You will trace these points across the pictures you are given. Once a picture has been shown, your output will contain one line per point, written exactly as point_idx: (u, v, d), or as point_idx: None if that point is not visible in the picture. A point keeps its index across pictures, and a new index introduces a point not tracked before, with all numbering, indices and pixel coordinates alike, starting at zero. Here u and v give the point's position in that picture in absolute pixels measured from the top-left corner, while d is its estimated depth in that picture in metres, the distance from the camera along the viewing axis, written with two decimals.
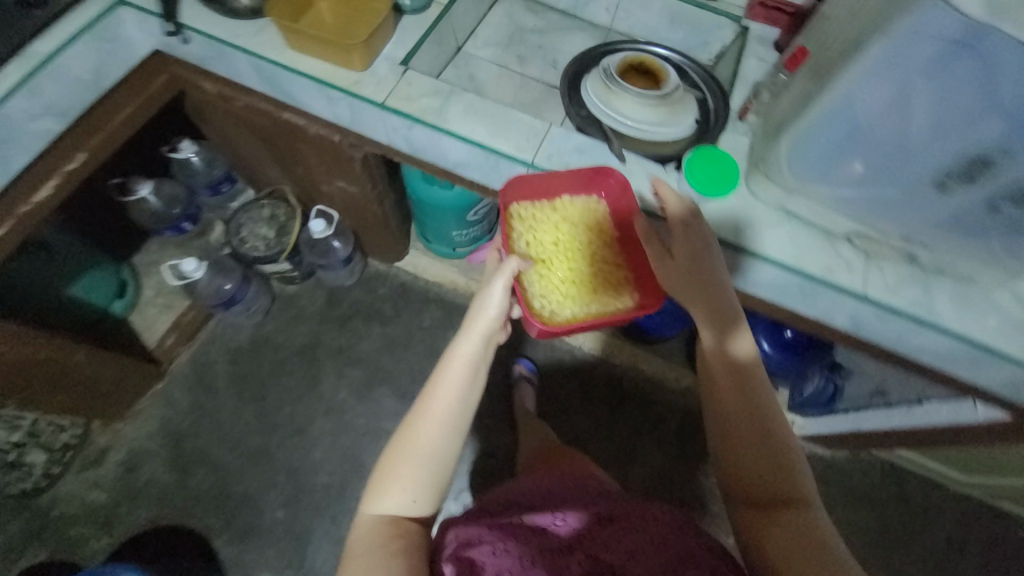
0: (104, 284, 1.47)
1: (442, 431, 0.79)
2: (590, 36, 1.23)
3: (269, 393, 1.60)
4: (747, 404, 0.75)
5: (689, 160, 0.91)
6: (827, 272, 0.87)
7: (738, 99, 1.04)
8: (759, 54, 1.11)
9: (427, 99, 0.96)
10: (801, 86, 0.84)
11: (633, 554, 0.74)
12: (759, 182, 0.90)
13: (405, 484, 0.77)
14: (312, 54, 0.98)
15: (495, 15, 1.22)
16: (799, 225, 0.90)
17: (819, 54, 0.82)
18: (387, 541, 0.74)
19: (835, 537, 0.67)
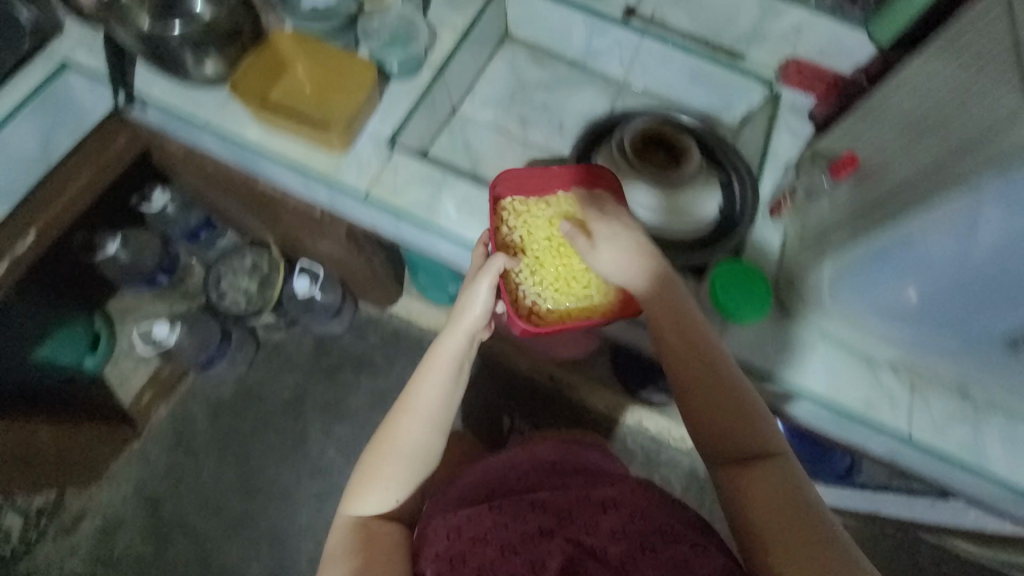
0: (72, 342, 1.34)
1: (409, 417, 0.80)
2: (603, 92, 1.13)
3: (252, 453, 1.51)
4: (708, 393, 0.70)
5: (720, 273, 0.81)
6: (866, 406, 0.79)
7: (769, 183, 0.93)
8: (790, 128, 0.97)
9: (416, 190, 0.88)
10: (845, 203, 0.79)
11: (611, 530, 0.72)
12: (792, 300, 0.82)
13: (381, 486, 0.81)
14: (289, 135, 0.90)
15: (496, 68, 1.12)
16: (837, 349, 0.82)
17: (873, 173, 0.76)
18: (369, 544, 0.77)
19: (804, 486, 0.66)
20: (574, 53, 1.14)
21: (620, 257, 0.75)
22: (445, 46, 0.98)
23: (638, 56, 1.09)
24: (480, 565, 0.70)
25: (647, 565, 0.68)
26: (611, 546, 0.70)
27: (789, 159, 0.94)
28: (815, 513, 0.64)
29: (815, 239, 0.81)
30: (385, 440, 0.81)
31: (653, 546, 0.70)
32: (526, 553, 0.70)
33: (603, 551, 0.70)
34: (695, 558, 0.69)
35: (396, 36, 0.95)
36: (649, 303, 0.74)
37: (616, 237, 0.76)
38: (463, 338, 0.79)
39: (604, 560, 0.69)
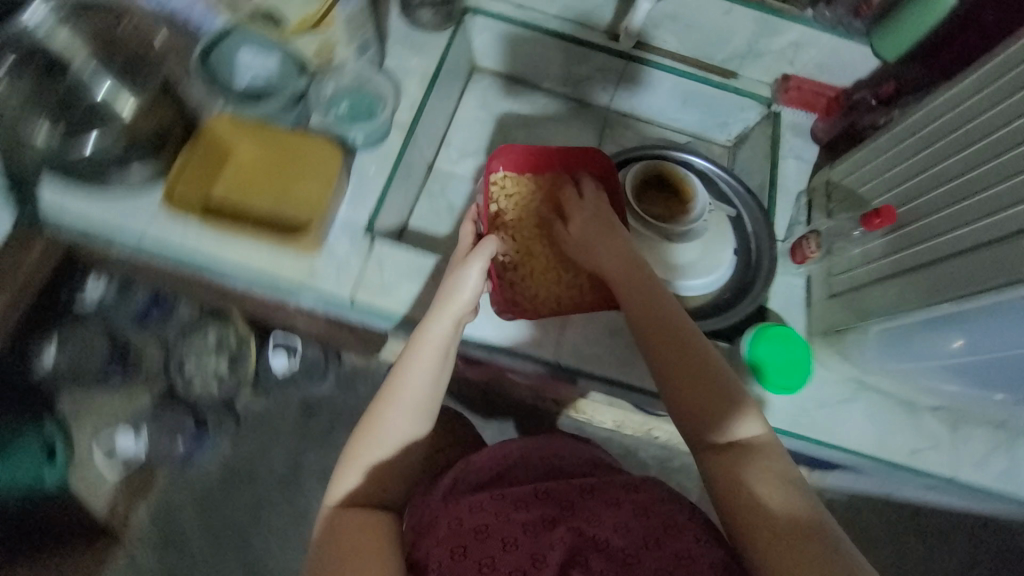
0: (28, 459, 1.16)
1: (395, 408, 0.73)
2: (593, 120, 1.24)
3: (253, 546, 1.34)
4: (690, 367, 0.70)
5: (754, 349, 0.90)
6: (906, 455, 0.92)
7: (782, 218, 1.08)
8: (794, 150, 1.11)
9: (407, 287, 0.89)
10: (874, 269, 0.90)
11: (617, 523, 0.68)
12: (828, 358, 0.95)
13: (374, 476, 0.73)
14: (246, 240, 0.87)
15: (467, 115, 1.20)
16: (876, 398, 0.94)
17: (897, 232, 0.87)
18: (347, 534, 0.68)
19: (788, 470, 0.67)
20: (552, 79, 1.21)
21: (585, 229, 0.85)
22: (416, 104, 1.00)
23: (625, 78, 1.14)
24: (479, 560, 0.64)
25: (649, 562, 0.64)
26: (617, 537, 0.66)
27: (797, 190, 1.10)
28: (812, 513, 0.63)
29: (856, 291, 0.92)
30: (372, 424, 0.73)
31: (660, 540, 0.66)
32: (528, 547, 0.65)
33: (604, 543, 0.66)
34: (698, 548, 0.66)
35: (355, 105, 0.95)
36: (644, 296, 0.76)
37: (588, 219, 0.85)
38: (456, 331, 0.76)
39: (606, 553, 0.65)
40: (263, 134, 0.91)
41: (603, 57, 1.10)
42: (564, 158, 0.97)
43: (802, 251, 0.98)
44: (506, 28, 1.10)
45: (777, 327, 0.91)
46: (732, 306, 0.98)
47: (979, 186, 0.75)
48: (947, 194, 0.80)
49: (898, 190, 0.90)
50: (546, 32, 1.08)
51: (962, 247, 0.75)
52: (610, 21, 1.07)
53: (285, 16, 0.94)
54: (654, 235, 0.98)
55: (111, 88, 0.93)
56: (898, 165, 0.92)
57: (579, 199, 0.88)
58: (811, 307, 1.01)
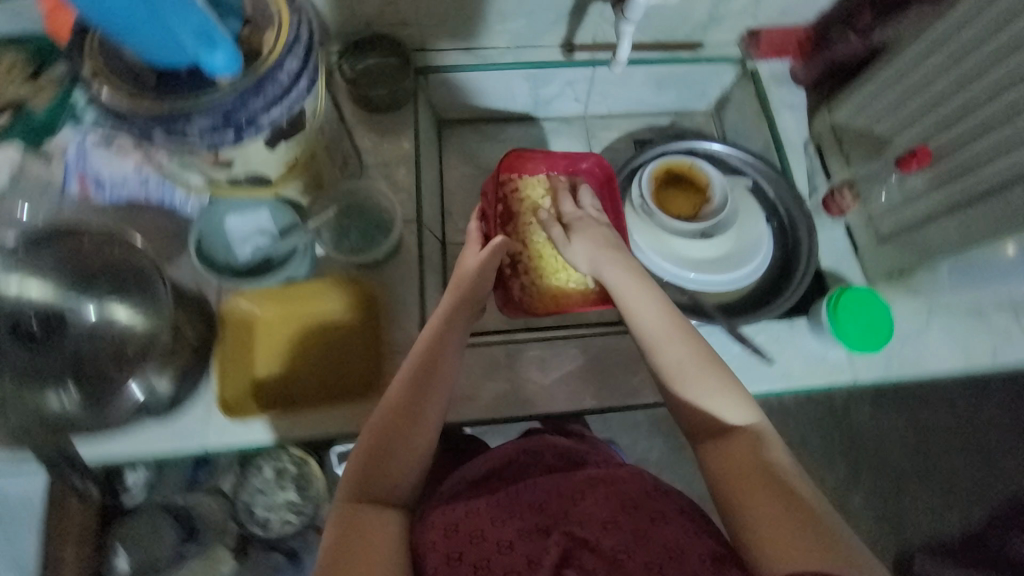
0: None
1: (411, 420, 0.64)
2: (578, 138, 1.13)
3: None
4: (696, 357, 0.64)
5: (832, 318, 0.80)
6: (994, 353, 0.84)
7: (800, 174, 0.97)
8: (786, 101, 1.01)
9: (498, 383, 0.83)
10: (928, 201, 0.78)
11: (605, 520, 0.57)
12: (901, 296, 0.84)
13: (383, 470, 0.62)
14: (322, 406, 0.75)
15: (454, 133, 1.11)
16: (944, 315, 0.85)
17: (948, 164, 0.75)
18: (350, 536, 0.56)
19: (808, 484, 0.57)
20: (522, 108, 1.10)
21: (589, 250, 0.76)
22: (395, 153, 0.92)
23: (595, 85, 1.06)
24: (476, 563, 0.56)
25: (642, 558, 0.54)
26: (606, 537, 0.56)
27: (801, 141, 0.98)
28: (806, 496, 0.55)
29: (908, 231, 0.81)
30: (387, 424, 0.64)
31: (649, 534, 0.56)
32: (521, 550, 0.56)
33: (596, 544, 0.55)
34: (690, 544, 0.55)
35: (355, 209, 0.82)
36: (620, 284, 0.72)
37: (590, 228, 0.80)
38: (449, 356, 0.67)
39: (600, 554, 0.54)
40: (296, 292, 0.78)
41: (570, 71, 1.02)
42: (566, 165, 0.96)
43: (836, 204, 0.89)
44: (460, 78, 1.01)
45: (851, 290, 0.81)
46: (774, 300, 0.88)
47: (1005, 119, 0.67)
48: (980, 125, 0.70)
49: (920, 126, 0.79)
50: (506, 67, 1.00)
51: (1004, 167, 0.68)
52: (562, 35, 0.99)
53: (265, 173, 0.68)
54: (683, 234, 0.93)
55: (57, 292, 0.66)
56: (914, 99, 0.80)
57: (577, 209, 0.84)
58: (861, 254, 0.89)
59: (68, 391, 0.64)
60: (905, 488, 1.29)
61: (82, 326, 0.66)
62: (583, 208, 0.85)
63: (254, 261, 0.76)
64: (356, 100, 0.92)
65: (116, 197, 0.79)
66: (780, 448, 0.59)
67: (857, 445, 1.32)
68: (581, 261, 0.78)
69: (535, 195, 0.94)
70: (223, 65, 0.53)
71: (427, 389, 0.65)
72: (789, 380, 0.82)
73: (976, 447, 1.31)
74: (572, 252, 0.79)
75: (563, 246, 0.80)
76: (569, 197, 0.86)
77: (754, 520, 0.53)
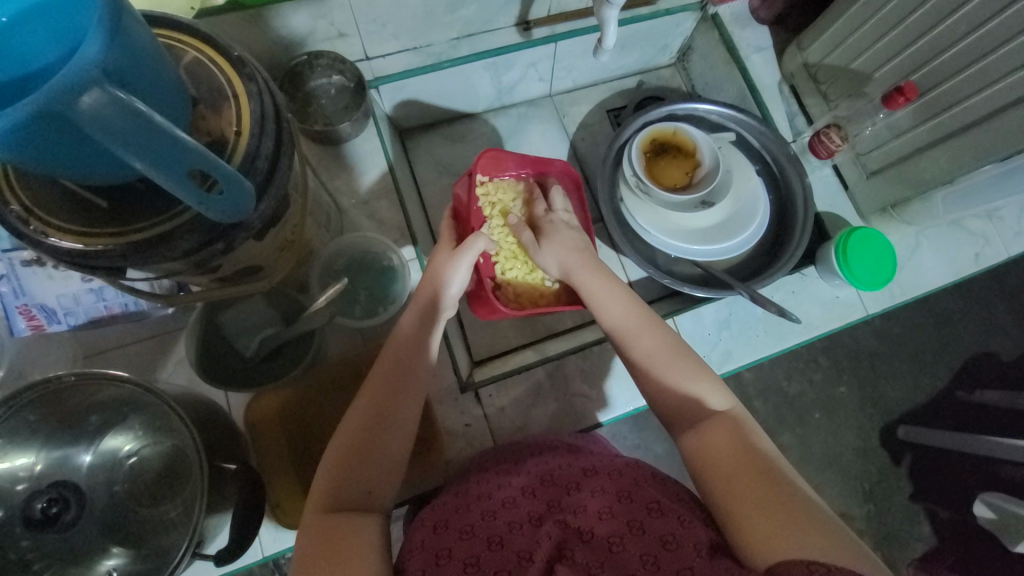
0: None
1: (383, 417, 0.60)
2: (548, 117, 1.07)
3: None
4: (668, 341, 0.66)
5: (842, 262, 0.84)
6: (976, 258, 0.91)
7: (780, 117, 0.97)
8: (755, 42, 0.98)
9: (537, 406, 0.82)
10: (914, 132, 0.81)
11: (599, 510, 0.56)
12: (894, 226, 0.90)
13: (357, 474, 0.56)
14: None
15: (419, 140, 1.01)
16: (929, 233, 0.91)
17: (931, 96, 0.77)
18: (322, 544, 0.51)
19: (791, 469, 0.56)
20: (485, 100, 1.02)
21: (560, 256, 0.78)
22: (374, 186, 0.85)
23: (558, 60, 0.97)
24: (464, 559, 0.53)
25: (637, 549, 0.51)
26: (599, 525, 0.54)
27: (774, 83, 0.98)
28: (783, 479, 0.54)
29: (897, 164, 0.85)
30: (361, 427, 0.59)
31: (644, 524, 0.54)
32: (513, 545, 0.53)
33: (590, 534, 0.53)
34: (683, 531, 0.52)
35: (355, 263, 0.78)
36: (592, 286, 0.73)
37: (560, 233, 0.80)
38: (421, 372, 0.64)
39: (594, 544, 0.52)
40: (320, 374, 0.74)
41: (530, 52, 0.92)
42: (535, 166, 0.90)
43: (824, 147, 0.90)
44: (412, 83, 0.89)
45: (857, 232, 0.84)
46: (778, 259, 0.89)
47: (991, 42, 0.69)
48: (961, 53, 0.72)
49: (900, 59, 0.81)
50: (462, 62, 0.89)
51: (990, 92, 0.70)
52: (516, 13, 0.89)
53: (251, 259, 0.60)
54: (679, 207, 0.90)
55: (44, 453, 0.59)
56: (890, 31, 0.80)
57: (548, 212, 0.84)
58: (851, 191, 0.93)
59: (112, 555, 0.58)
60: (878, 370, 1.38)
61: (87, 475, 0.60)
62: (554, 211, 0.84)
63: (265, 355, 0.70)
64: (310, 136, 0.83)
65: (74, 322, 0.69)
66: (759, 433, 0.59)
67: (836, 343, 1.39)
68: (553, 264, 0.79)
69: (501, 199, 0.87)
70: (213, 206, 0.44)
71: (391, 397, 0.61)
72: (811, 329, 0.88)
73: (935, 317, 1.40)
74: (546, 255, 0.79)
75: (535, 251, 0.81)
76: (541, 201, 0.85)
77: (731, 494, 0.54)
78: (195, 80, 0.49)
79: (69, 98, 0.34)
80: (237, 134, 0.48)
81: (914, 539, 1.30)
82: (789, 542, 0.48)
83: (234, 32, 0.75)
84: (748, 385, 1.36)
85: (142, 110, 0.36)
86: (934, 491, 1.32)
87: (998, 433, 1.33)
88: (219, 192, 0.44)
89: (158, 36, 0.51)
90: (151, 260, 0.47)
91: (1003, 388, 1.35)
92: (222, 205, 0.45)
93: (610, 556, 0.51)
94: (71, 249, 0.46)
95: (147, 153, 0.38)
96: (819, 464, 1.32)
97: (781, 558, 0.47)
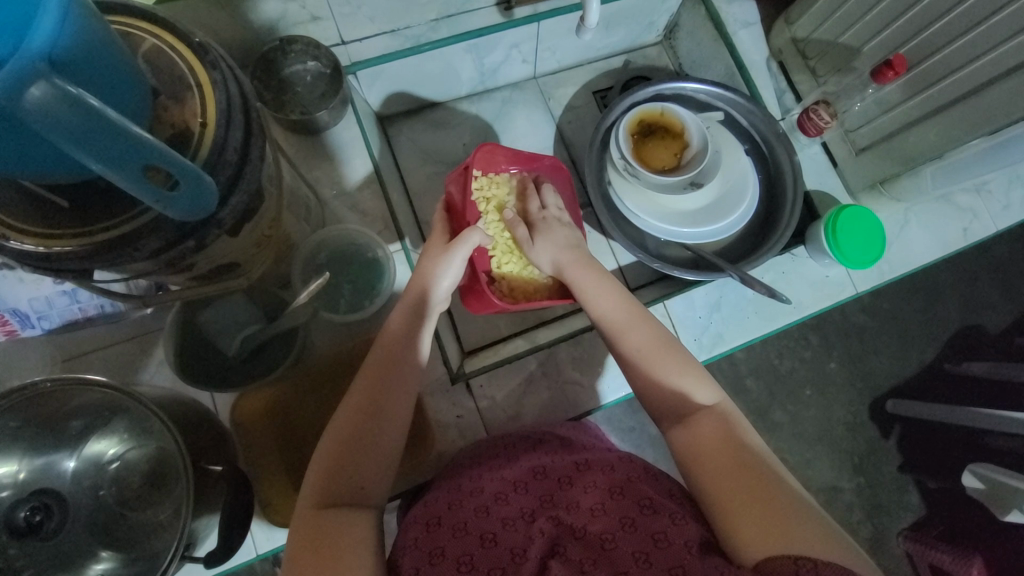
0: None
1: (374, 415, 0.58)
2: (532, 99, 1.04)
3: None
4: (656, 336, 0.66)
5: (833, 241, 0.83)
6: (965, 233, 0.91)
7: (769, 95, 0.95)
8: (742, 17, 0.96)
9: (529, 395, 0.81)
10: (903, 106, 0.80)
11: (592, 506, 0.57)
12: (885, 203, 0.89)
13: (347, 472, 0.55)
14: None
15: (400, 127, 0.99)
16: (919, 209, 0.90)
17: (920, 70, 0.76)
18: (313, 549, 0.50)
19: (777, 463, 0.57)
20: (467, 83, 0.99)
21: (554, 253, 0.77)
22: (355, 176, 0.82)
23: (541, 40, 0.94)
24: (458, 558, 0.53)
25: (629, 545, 0.51)
26: (592, 522, 0.54)
27: (763, 60, 0.96)
28: (772, 475, 0.54)
29: (886, 141, 0.84)
30: (352, 425, 0.57)
31: (636, 521, 0.54)
32: (507, 543, 0.53)
33: (582, 531, 0.54)
34: (675, 529, 0.52)
35: (338, 256, 0.77)
36: (582, 281, 0.73)
37: (555, 231, 0.79)
38: (412, 370, 0.63)
39: (586, 541, 0.53)
40: (306, 371, 0.73)
41: (513, 33, 0.89)
42: (528, 161, 0.88)
43: (813, 125, 0.88)
44: (391, 68, 0.86)
45: (847, 211, 0.83)
46: (769, 239, 0.88)
47: (981, 12, 0.67)
48: (951, 24, 0.71)
49: (890, 32, 0.79)
50: (442, 45, 0.86)
51: (979, 64, 0.69)
52: None
53: (229, 256, 0.58)
54: (668, 188, 0.89)
55: (26, 461, 0.57)
56: (879, 3, 0.78)
57: (541, 209, 0.81)
58: (840, 168, 0.92)
59: (101, 559, 0.57)
60: (868, 345, 1.38)
61: (71, 481, 0.59)
62: (547, 207, 0.82)
63: (249, 354, 0.69)
64: (287, 125, 0.80)
65: (49, 326, 0.68)
66: (746, 428, 0.59)
67: (826, 320, 1.39)
68: (546, 260, 0.78)
69: (497, 193, 0.84)
70: (172, 203, 0.42)
71: (382, 397, 0.59)
72: (802, 308, 0.88)
73: (923, 292, 1.41)
74: (538, 250, 0.78)
75: (528, 247, 0.79)
76: (535, 196, 0.82)
77: (720, 491, 0.54)
78: (154, 69, 0.47)
79: (11, 94, 0.32)
80: (202, 125, 0.46)
81: (903, 509, 1.33)
82: (777, 539, 0.49)
83: (200, 16, 0.72)
84: (740, 364, 1.36)
85: (91, 100, 0.34)
86: (922, 462, 1.34)
87: (983, 404, 1.35)
88: (178, 188, 0.42)
89: (113, 23, 0.48)
90: (118, 261, 0.45)
91: (990, 360, 1.37)
92: (183, 202, 0.43)
93: (602, 553, 0.51)
94: (33, 251, 0.43)
95: (98, 149, 0.36)
96: (810, 439, 1.34)
97: (770, 553, 0.48)
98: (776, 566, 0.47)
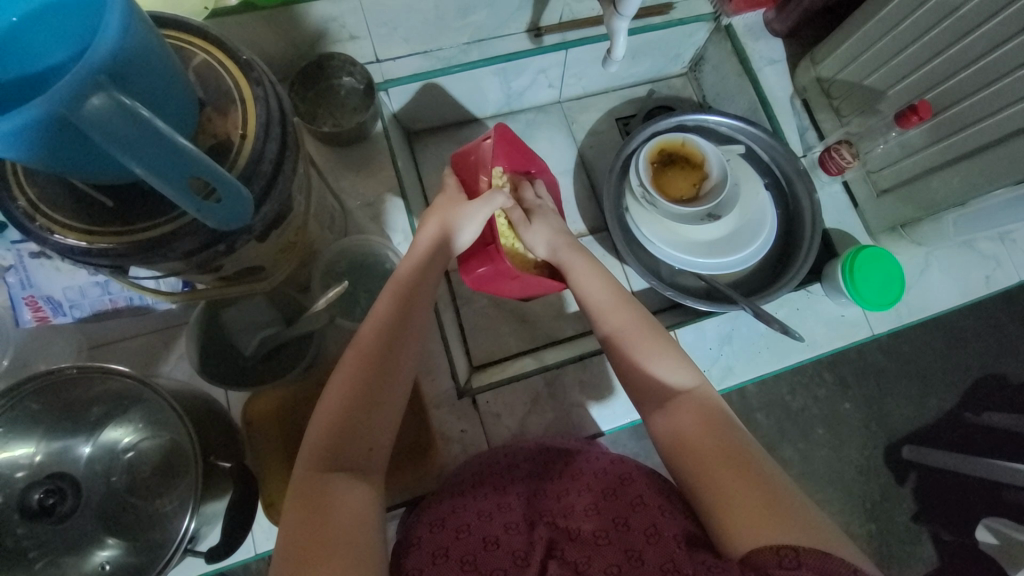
0: None
1: (372, 394, 0.57)
2: (555, 122, 1.07)
3: None
4: (638, 319, 0.67)
5: (851, 281, 0.82)
6: (988, 282, 0.89)
7: (790, 131, 0.96)
8: (768, 54, 0.97)
9: (535, 413, 0.81)
10: (926, 151, 0.80)
11: (585, 509, 0.58)
12: (904, 249, 0.88)
13: (336, 446, 0.54)
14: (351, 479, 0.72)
15: (426, 142, 1.02)
16: (939, 256, 0.89)
17: (943, 119, 0.77)
18: (308, 521, 0.50)
19: (757, 445, 0.57)
20: (494, 105, 1.02)
21: (548, 238, 0.78)
22: (380, 188, 0.85)
23: (568, 67, 0.97)
24: (461, 558, 0.55)
25: (622, 544, 0.53)
26: (587, 523, 0.56)
27: (787, 97, 0.97)
28: (754, 458, 0.55)
29: (909, 182, 0.84)
30: (348, 398, 0.57)
31: (629, 520, 0.56)
32: (507, 545, 0.55)
33: (577, 532, 0.55)
34: (664, 522, 0.54)
35: (358, 265, 0.79)
36: (574, 270, 0.74)
37: (549, 217, 0.81)
38: (410, 340, 0.62)
39: (580, 541, 0.54)
40: (319, 375, 0.74)
41: (541, 59, 0.92)
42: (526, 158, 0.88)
43: (835, 163, 0.89)
44: (421, 87, 0.90)
45: (865, 253, 0.83)
46: (785, 274, 0.88)
47: (1006, 68, 0.68)
48: (974, 76, 0.72)
49: (914, 79, 0.80)
50: (472, 67, 0.89)
51: (1000, 119, 0.70)
52: (527, 20, 0.88)
53: (257, 261, 0.61)
54: (684, 218, 0.89)
55: (44, 444, 0.59)
56: (905, 50, 0.79)
57: (536, 198, 0.83)
58: (861, 209, 0.92)
59: (106, 546, 0.58)
60: (885, 387, 1.35)
61: (84, 467, 0.60)
62: (541, 198, 0.85)
63: (265, 354, 0.71)
64: (318, 137, 0.84)
65: (79, 315, 0.71)
66: (721, 405, 0.61)
67: (842, 358, 1.36)
68: (542, 245, 0.78)
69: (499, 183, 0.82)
70: (212, 214, 0.45)
71: (382, 370, 0.59)
72: (815, 347, 0.87)
73: (943, 337, 1.38)
74: (531, 235, 0.79)
75: (524, 229, 0.79)
76: (529, 185, 0.84)
77: (707, 478, 0.54)
78: (203, 82, 0.50)
79: (73, 101, 0.34)
80: (242, 137, 0.49)
81: (913, 558, 1.28)
82: (767, 528, 0.49)
83: (243, 29, 0.75)
84: (751, 397, 1.33)
85: (148, 117, 0.37)
86: (938, 512, 1.29)
87: (1003, 455, 1.31)
88: (218, 201, 0.45)
89: (166, 37, 0.52)
90: (155, 260, 0.48)
91: (1011, 411, 1.33)
92: (223, 213, 0.45)
93: (596, 548, 0.53)
94: (76, 245, 0.46)
95: (149, 157, 0.38)
96: (820, 480, 1.29)
97: (758, 544, 0.48)
98: (762, 559, 0.46)
